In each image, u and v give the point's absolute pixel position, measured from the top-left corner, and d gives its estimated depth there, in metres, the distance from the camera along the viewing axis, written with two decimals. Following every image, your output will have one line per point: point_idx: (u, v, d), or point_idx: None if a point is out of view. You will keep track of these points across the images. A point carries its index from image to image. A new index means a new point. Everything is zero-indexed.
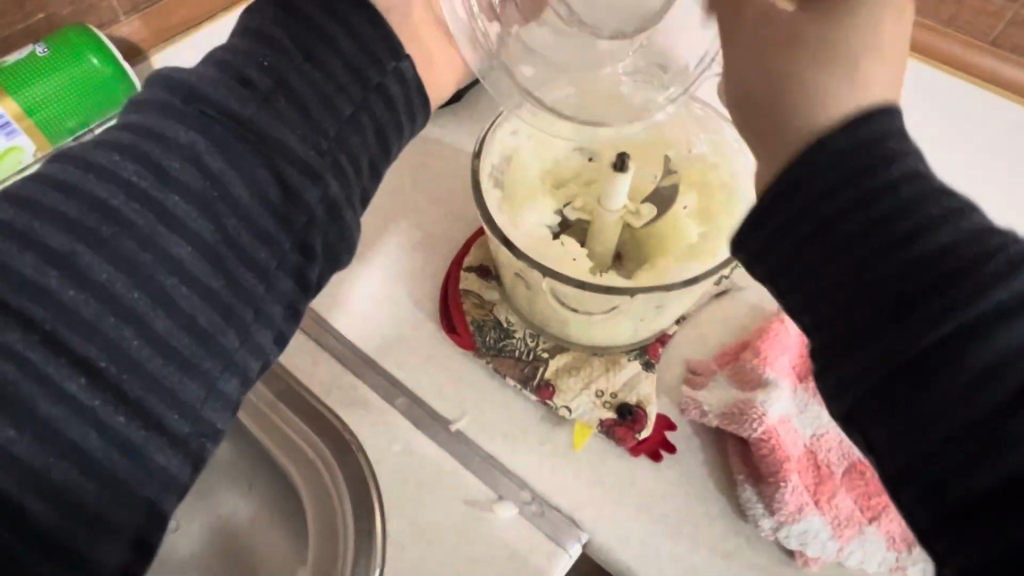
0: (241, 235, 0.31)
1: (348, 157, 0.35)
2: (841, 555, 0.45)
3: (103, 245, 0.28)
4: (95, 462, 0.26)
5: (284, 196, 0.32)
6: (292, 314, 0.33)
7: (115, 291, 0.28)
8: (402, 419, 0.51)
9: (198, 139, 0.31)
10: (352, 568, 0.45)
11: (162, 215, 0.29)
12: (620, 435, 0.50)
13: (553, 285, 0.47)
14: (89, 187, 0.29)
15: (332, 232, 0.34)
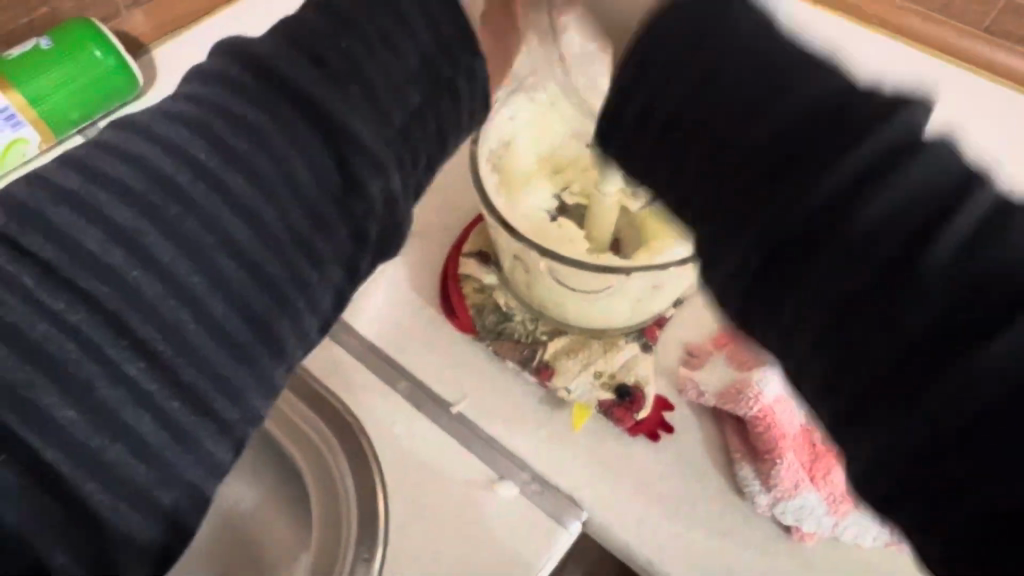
0: (300, 223, 0.32)
1: (411, 152, 0.36)
2: (836, 530, 0.46)
3: (168, 226, 0.30)
4: (147, 445, 0.28)
5: (344, 186, 0.33)
6: (339, 302, 0.34)
7: (178, 273, 0.29)
8: (404, 402, 0.52)
9: (266, 123, 0.32)
10: (357, 547, 0.46)
11: (225, 199, 0.31)
12: (618, 416, 0.51)
13: (551, 267, 0.48)
14: (157, 164, 0.31)
15: (387, 224, 0.35)
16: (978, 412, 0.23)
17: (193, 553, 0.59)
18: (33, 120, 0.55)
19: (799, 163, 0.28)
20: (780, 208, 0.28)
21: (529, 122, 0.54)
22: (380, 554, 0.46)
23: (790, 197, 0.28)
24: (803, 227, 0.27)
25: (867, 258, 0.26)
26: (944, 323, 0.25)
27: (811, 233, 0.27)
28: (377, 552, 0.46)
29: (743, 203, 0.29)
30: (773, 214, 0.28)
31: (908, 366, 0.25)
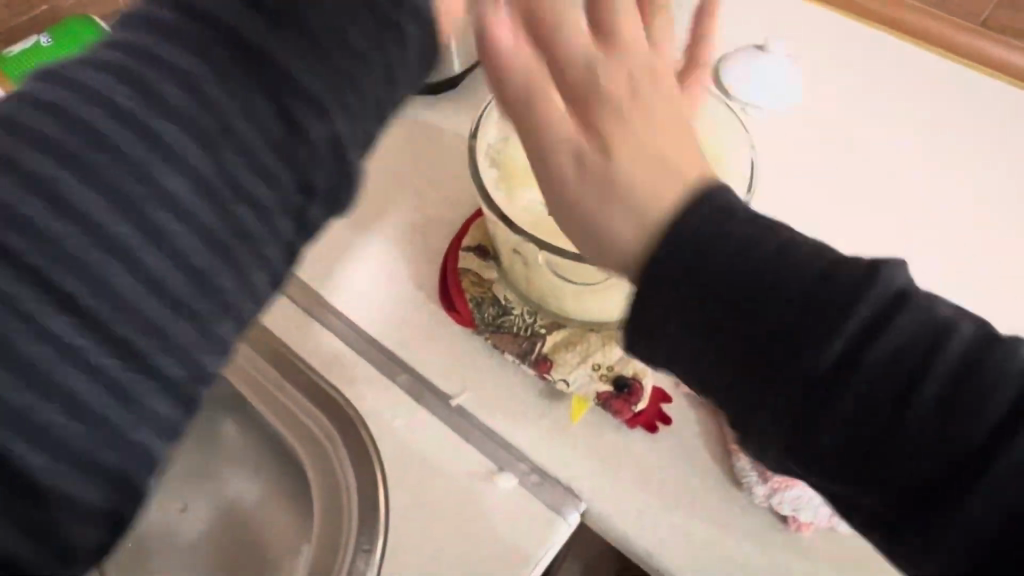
0: (238, 170, 0.31)
1: (356, 94, 0.32)
2: (833, 520, 0.47)
3: (91, 174, 0.28)
4: (81, 406, 0.28)
5: (287, 130, 0.31)
6: (292, 257, 0.33)
7: (101, 223, 0.28)
8: (404, 395, 0.52)
9: (194, 62, 0.30)
10: (357, 537, 0.47)
11: (155, 146, 0.29)
12: (617, 408, 0.51)
13: (548, 259, 0.49)
14: (73, 109, 0.29)
15: (337, 172, 0.33)
16: (997, 531, 0.27)
17: (191, 545, 0.60)
18: None
19: (788, 344, 0.30)
20: (783, 390, 0.30)
21: None
22: (380, 545, 0.46)
23: (784, 378, 0.30)
24: (805, 401, 0.30)
25: (854, 420, 0.29)
26: (927, 426, 0.28)
27: (811, 403, 0.30)
28: (377, 543, 0.46)
29: (746, 379, 0.31)
30: (773, 388, 0.31)
31: (940, 492, 0.28)
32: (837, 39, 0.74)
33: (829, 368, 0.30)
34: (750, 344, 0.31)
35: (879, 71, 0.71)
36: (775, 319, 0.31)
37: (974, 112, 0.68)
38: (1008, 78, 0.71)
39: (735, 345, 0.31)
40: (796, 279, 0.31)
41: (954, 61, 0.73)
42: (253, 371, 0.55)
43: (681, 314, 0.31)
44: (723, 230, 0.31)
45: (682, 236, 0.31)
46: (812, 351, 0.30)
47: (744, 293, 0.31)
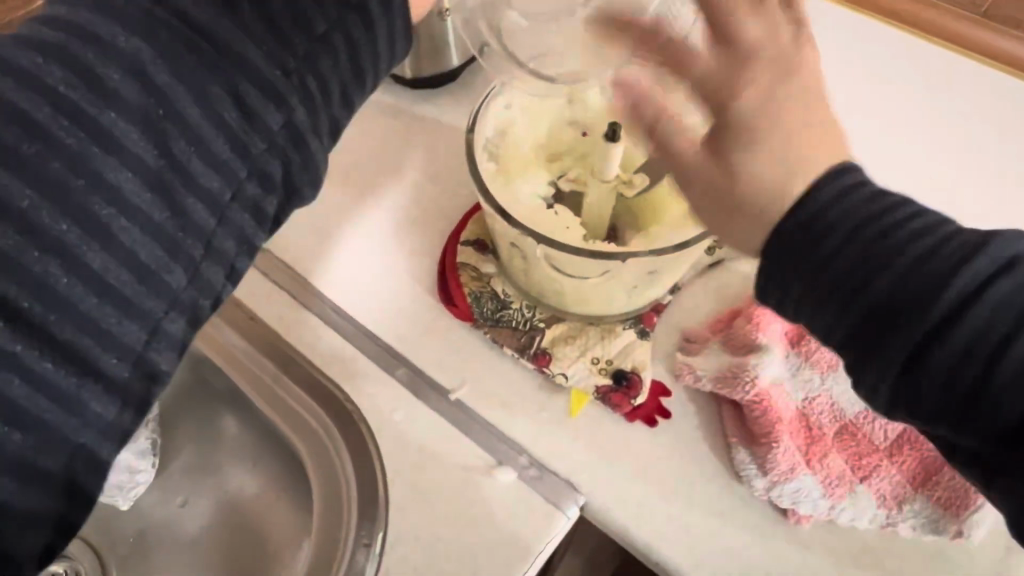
0: (187, 160, 0.32)
1: (318, 82, 0.34)
2: (833, 513, 0.47)
3: (26, 169, 0.29)
4: (16, 406, 0.29)
5: (243, 119, 0.32)
6: (247, 247, 0.34)
7: (40, 221, 0.29)
8: (402, 389, 0.52)
9: (142, 47, 0.31)
10: (357, 531, 0.47)
11: (98, 138, 0.30)
12: (615, 402, 0.51)
13: (547, 254, 0.49)
14: (8, 95, 0.29)
15: (297, 161, 0.34)
16: None
17: (192, 541, 0.60)
18: None
19: (886, 321, 0.31)
20: (877, 363, 0.31)
21: (525, 110, 0.55)
22: (379, 539, 0.46)
23: (880, 354, 0.31)
24: (898, 374, 0.31)
25: (943, 394, 0.30)
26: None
27: (902, 376, 0.31)
28: (377, 537, 0.46)
29: (847, 347, 0.32)
30: (869, 360, 0.32)
31: (1002, 454, 0.29)
32: (832, 33, 0.74)
33: (923, 347, 0.30)
34: (850, 320, 0.32)
35: (873, 65, 0.72)
36: (876, 297, 0.31)
37: (967, 106, 0.68)
38: (1003, 70, 0.71)
39: (836, 321, 0.32)
40: (898, 258, 0.31)
41: (950, 53, 0.73)
42: (253, 367, 0.55)
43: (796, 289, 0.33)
44: (836, 213, 0.32)
45: (808, 217, 0.32)
46: (908, 327, 0.30)
47: (845, 275, 0.32)
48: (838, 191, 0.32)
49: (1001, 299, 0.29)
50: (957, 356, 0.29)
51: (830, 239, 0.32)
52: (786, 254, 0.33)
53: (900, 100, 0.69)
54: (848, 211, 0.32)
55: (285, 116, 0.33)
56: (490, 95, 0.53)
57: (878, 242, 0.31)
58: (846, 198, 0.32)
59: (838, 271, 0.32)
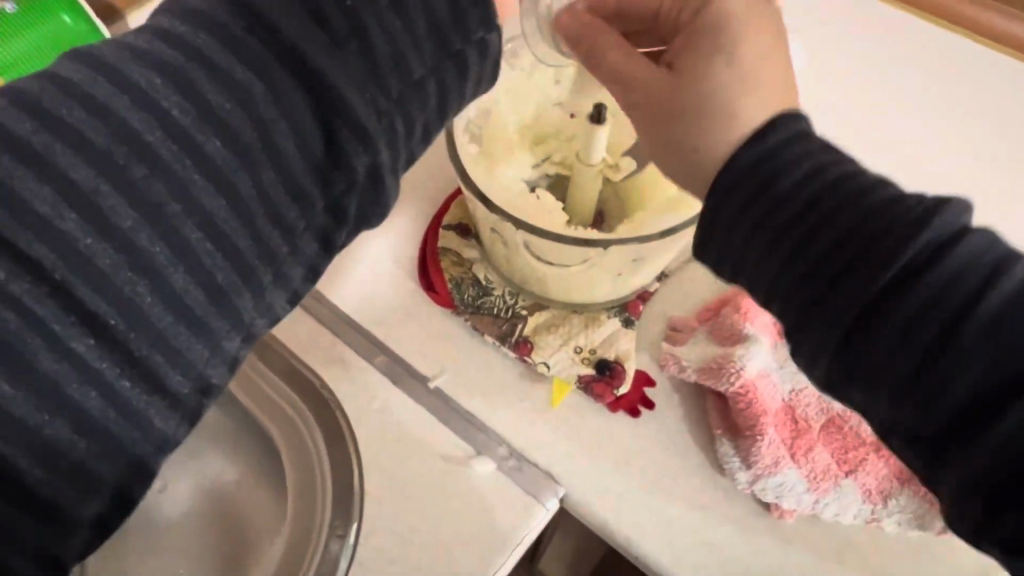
0: (276, 192, 0.30)
1: (405, 122, 0.32)
2: (817, 508, 0.46)
3: (128, 186, 0.27)
4: (94, 421, 0.26)
5: (331, 155, 0.30)
6: (310, 276, 0.33)
7: (137, 241, 0.27)
8: (380, 377, 0.51)
9: (257, 81, 0.29)
10: (331, 522, 0.46)
11: (199, 161, 0.28)
12: (598, 392, 0.50)
13: (528, 240, 0.47)
14: (121, 111, 0.27)
15: (369, 197, 0.32)
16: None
17: (170, 528, 0.58)
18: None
19: (831, 283, 0.29)
20: (819, 328, 0.29)
21: (510, 91, 0.53)
22: (353, 530, 0.45)
23: (824, 315, 0.29)
24: (841, 340, 0.29)
25: (889, 368, 0.28)
26: (984, 340, 0.26)
27: (847, 341, 0.28)
28: (351, 529, 0.45)
29: (788, 305, 0.30)
30: (815, 313, 0.29)
31: (952, 435, 0.26)
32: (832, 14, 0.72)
33: (868, 312, 0.28)
34: (796, 269, 0.30)
35: (871, 48, 0.70)
36: (824, 250, 0.29)
37: (967, 92, 0.67)
38: (1005, 53, 0.69)
39: (779, 275, 0.31)
40: (848, 213, 0.29)
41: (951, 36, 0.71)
42: None
43: (740, 235, 0.31)
44: (782, 155, 0.30)
45: (759, 153, 0.31)
46: (856, 289, 0.28)
47: (792, 224, 0.30)
48: (784, 134, 0.31)
49: (964, 263, 0.27)
50: (907, 316, 0.27)
51: (776, 183, 0.30)
52: (727, 198, 0.31)
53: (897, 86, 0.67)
54: (798, 158, 0.30)
55: (370, 166, 0.31)
56: None
57: (832, 194, 0.29)
58: (799, 143, 0.31)
59: (784, 219, 0.30)
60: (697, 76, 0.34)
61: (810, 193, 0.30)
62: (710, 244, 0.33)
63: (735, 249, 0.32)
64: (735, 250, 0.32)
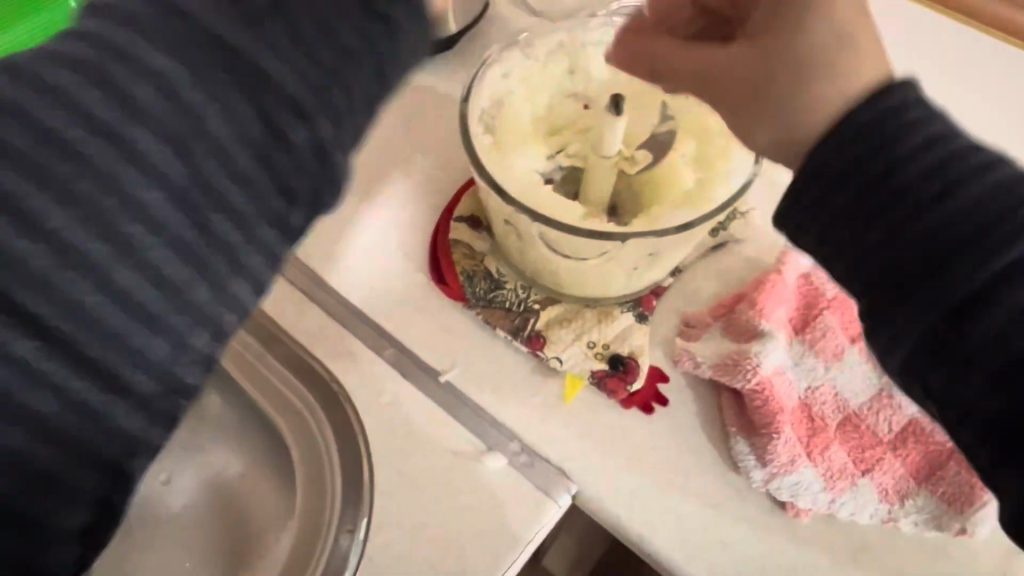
0: (218, 177, 0.26)
1: (345, 90, 0.28)
2: (832, 507, 0.45)
3: (53, 186, 0.24)
4: (52, 430, 0.26)
5: (268, 133, 0.27)
6: (274, 260, 0.29)
7: (70, 242, 0.25)
8: (390, 369, 0.50)
9: (173, 64, 0.26)
10: (340, 518, 0.45)
11: (127, 152, 0.25)
12: (611, 387, 0.49)
13: (543, 233, 0.46)
14: (34, 106, 0.24)
15: (322, 174, 0.28)
16: None
17: (175, 521, 0.58)
18: None
19: (933, 263, 0.30)
20: (915, 306, 0.30)
21: (523, 80, 0.52)
22: (363, 525, 0.45)
23: (919, 294, 0.30)
24: (936, 322, 0.30)
25: (984, 353, 0.29)
26: None
27: (946, 322, 0.29)
28: (360, 523, 0.45)
29: (876, 282, 0.32)
30: (916, 289, 0.30)
31: None
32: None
33: (971, 296, 0.29)
34: (898, 242, 0.31)
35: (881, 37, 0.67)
36: (927, 229, 0.30)
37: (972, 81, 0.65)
38: (1018, 47, 0.67)
39: (873, 252, 0.31)
40: (956, 194, 0.30)
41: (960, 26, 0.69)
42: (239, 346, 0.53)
43: (841, 203, 0.32)
44: (889, 128, 0.31)
45: (872, 125, 0.31)
46: (961, 271, 0.29)
47: (901, 194, 0.30)
48: (890, 106, 0.31)
49: None
50: (1017, 305, 0.28)
51: (879, 159, 0.31)
52: (819, 174, 0.32)
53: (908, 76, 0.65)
54: (908, 132, 0.30)
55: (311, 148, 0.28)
56: (486, 64, 0.51)
57: (942, 172, 0.30)
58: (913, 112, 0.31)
59: (885, 196, 0.31)
60: (778, 61, 0.34)
61: (925, 164, 0.30)
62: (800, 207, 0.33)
63: (822, 223, 0.33)
64: (824, 225, 0.33)
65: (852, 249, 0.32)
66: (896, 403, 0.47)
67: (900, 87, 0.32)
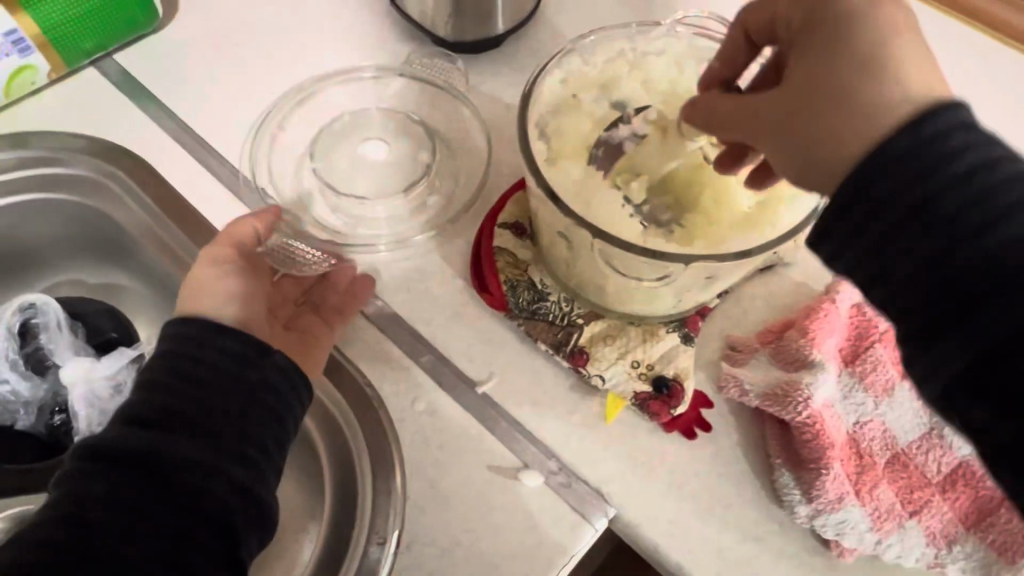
0: (228, 469, 0.40)
1: (279, 415, 0.43)
2: (879, 549, 0.44)
3: (118, 471, 0.39)
4: None
5: (181, 441, 0.40)
6: (243, 514, 0.40)
7: (121, 510, 0.38)
8: (427, 376, 0.49)
9: (255, 382, 0.43)
10: (371, 527, 0.44)
11: (171, 460, 0.39)
12: (654, 410, 0.47)
13: (601, 248, 0.44)
14: (174, 394, 0.41)
15: (256, 500, 0.41)
16: None
17: None
18: (39, 43, 0.56)
19: (974, 292, 0.31)
20: (961, 333, 0.31)
21: (579, 88, 0.51)
22: (394, 537, 0.43)
23: (961, 313, 0.31)
24: (980, 355, 0.31)
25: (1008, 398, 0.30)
26: None
27: (988, 343, 0.30)
28: (391, 536, 0.43)
29: (913, 306, 0.33)
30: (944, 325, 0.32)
31: None
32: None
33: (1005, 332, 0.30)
34: (932, 276, 0.32)
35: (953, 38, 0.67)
36: (976, 249, 0.31)
37: (1006, 100, 0.63)
38: None
39: (911, 278, 0.33)
40: (997, 230, 0.31)
41: (998, 46, 0.67)
42: None
43: (862, 239, 0.34)
44: (943, 146, 0.32)
45: (910, 142, 0.32)
46: (986, 300, 0.31)
47: (931, 230, 0.32)
48: (942, 133, 0.32)
49: None
50: None
51: (916, 190, 0.32)
52: (867, 190, 0.33)
53: (974, 72, 0.65)
54: (951, 162, 0.32)
55: (254, 469, 0.41)
56: (545, 70, 0.48)
57: (982, 203, 0.31)
58: (954, 137, 0.32)
59: (924, 226, 0.32)
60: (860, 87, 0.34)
61: (953, 199, 0.32)
62: (828, 237, 0.36)
63: (856, 250, 0.35)
64: (861, 253, 0.34)
65: (880, 283, 0.34)
66: (946, 444, 0.46)
67: (949, 111, 0.33)
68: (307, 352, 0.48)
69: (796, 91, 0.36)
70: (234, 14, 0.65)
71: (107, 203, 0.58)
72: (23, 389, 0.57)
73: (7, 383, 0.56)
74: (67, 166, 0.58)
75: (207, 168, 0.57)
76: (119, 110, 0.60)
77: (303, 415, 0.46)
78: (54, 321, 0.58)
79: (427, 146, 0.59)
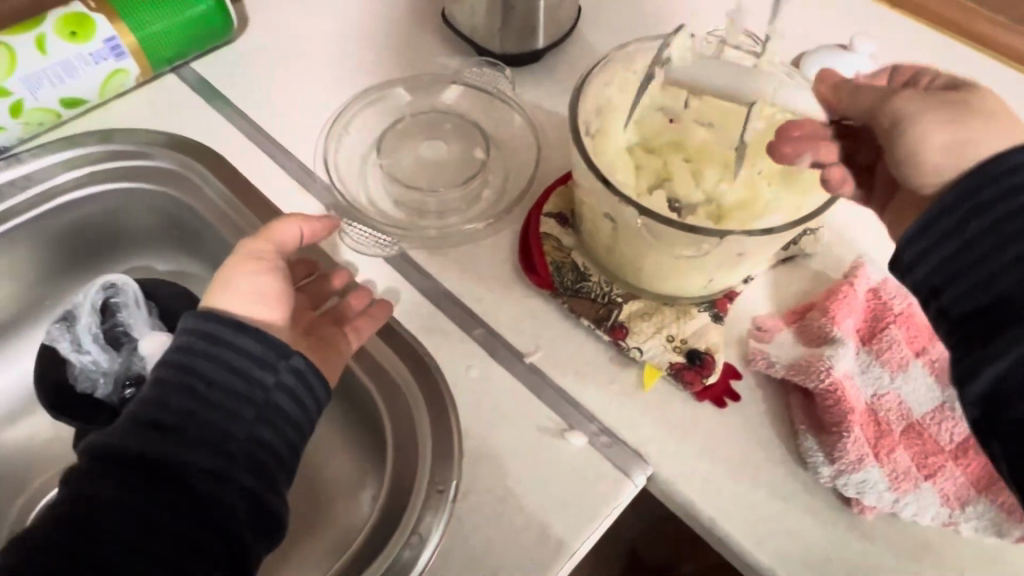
0: (238, 477, 0.43)
1: (291, 423, 0.46)
2: (896, 506, 0.47)
3: (131, 477, 0.41)
4: None
5: (194, 449, 0.43)
6: (249, 521, 0.43)
7: (131, 515, 0.40)
8: (480, 348, 0.54)
9: (268, 390, 0.46)
10: (431, 478, 0.48)
11: (184, 468, 0.42)
12: (688, 379, 0.52)
13: (646, 226, 0.49)
14: (188, 401, 0.44)
15: (262, 507, 0.44)
16: None
17: None
18: (132, 49, 0.63)
19: None
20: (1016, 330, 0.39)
21: (620, 91, 0.56)
22: (454, 486, 0.48)
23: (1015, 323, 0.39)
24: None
25: None
26: None
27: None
28: (451, 484, 0.48)
29: (972, 316, 0.41)
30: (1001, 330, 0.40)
31: None
32: (875, 25, 0.75)
33: None
34: (989, 292, 0.41)
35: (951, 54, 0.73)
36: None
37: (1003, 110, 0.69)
38: None
39: (969, 291, 0.41)
40: None
41: (997, 62, 0.73)
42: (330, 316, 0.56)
43: (934, 256, 0.42)
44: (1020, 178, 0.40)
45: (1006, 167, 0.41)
46: None
47: (985, 253, 0.41)
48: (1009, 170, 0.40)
49: None
50: None
51: (981, 218, 0.41)
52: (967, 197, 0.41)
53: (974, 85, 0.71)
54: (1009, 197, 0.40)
55: (263, 477, 0.44)
56: (592, 75, 0.54)
57: None
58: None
59: (981, 249, 0.41)
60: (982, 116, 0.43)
61: (1008, 227, 0.40)
62: (908, 248, 0.44)
63: (930, 265, 0.43)
64: (932, 266, 0.43)
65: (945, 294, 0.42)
66: (956, 415, 0.50)
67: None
68: (326, 358, 0.50)
69: (939, 99, 0.44)
70: (299, 28, 0.72)
71: (183, 194, 0.64)
72: (102, 359, 0.62)
73: (89, 353, 0.62)
74: (152, 160, 0.64)
75: (278, 164, 0.63)
76: (197, 112, 0.66)
77: (316, 421, 0.49)
78: (133, 299, 0.63)
79: (480, 145, 0.65)
